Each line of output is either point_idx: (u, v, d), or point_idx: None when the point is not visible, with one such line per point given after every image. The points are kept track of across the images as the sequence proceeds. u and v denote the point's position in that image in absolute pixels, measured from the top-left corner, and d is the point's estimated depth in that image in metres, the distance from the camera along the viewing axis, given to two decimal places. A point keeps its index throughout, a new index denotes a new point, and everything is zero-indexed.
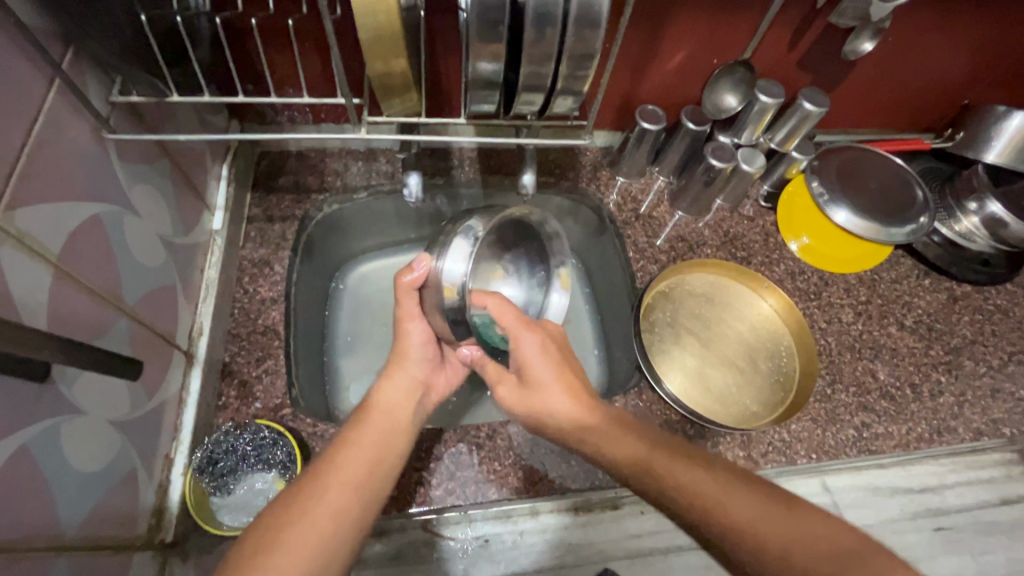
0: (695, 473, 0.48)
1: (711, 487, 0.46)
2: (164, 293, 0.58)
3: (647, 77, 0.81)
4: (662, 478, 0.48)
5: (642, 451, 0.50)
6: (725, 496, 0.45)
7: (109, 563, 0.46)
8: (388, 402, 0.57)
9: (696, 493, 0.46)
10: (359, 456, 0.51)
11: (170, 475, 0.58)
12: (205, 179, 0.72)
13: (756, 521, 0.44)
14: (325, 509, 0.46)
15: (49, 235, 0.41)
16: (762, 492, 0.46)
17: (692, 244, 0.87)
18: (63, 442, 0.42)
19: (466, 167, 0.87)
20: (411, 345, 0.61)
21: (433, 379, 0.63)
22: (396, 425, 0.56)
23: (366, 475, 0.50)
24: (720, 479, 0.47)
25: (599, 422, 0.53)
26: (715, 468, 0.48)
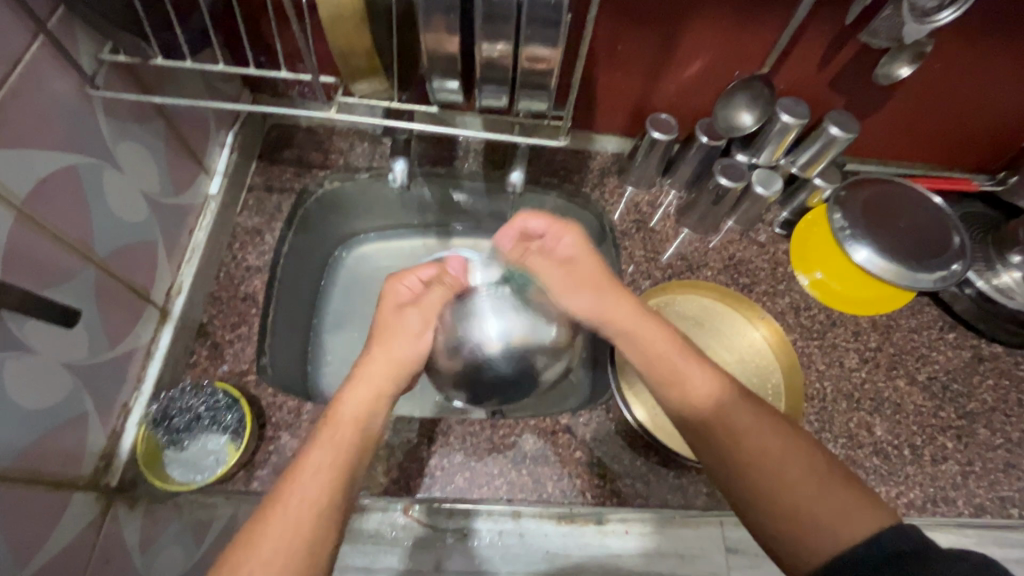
0: (737, 419, 0.50)
1: (738, 440, 0.49)
2: (143, 248, 0.60)
3: (661, 84, 0.77)
4: (711, 422, 0.51)
5: (700, 382, 0.53)
6: (743, 446, 0.49)
7: (42, 497, 0.48)
8: (351, 406, 0.51)
9: (735, 448, 0.49)
10: (313, 478, 0.45)
11: (126, 424, 0.60)
12: (208, 145, 0.75)
13: (770, 459, 0.47)
14: (280, 529, 0.42)
15: (17, 182, 0.43)
16: (785, 443, 0.48)
17: (692, 264, 0.83)
18: (6, 377, 0.44)
19: (470, 159, 0.87)
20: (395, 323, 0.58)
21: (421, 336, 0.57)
22: (363, 433, 0.50)
23: (331, 485, 0.45)
24: (759, 432, 0.49)
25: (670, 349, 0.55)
26: (760, 418, 0.50)
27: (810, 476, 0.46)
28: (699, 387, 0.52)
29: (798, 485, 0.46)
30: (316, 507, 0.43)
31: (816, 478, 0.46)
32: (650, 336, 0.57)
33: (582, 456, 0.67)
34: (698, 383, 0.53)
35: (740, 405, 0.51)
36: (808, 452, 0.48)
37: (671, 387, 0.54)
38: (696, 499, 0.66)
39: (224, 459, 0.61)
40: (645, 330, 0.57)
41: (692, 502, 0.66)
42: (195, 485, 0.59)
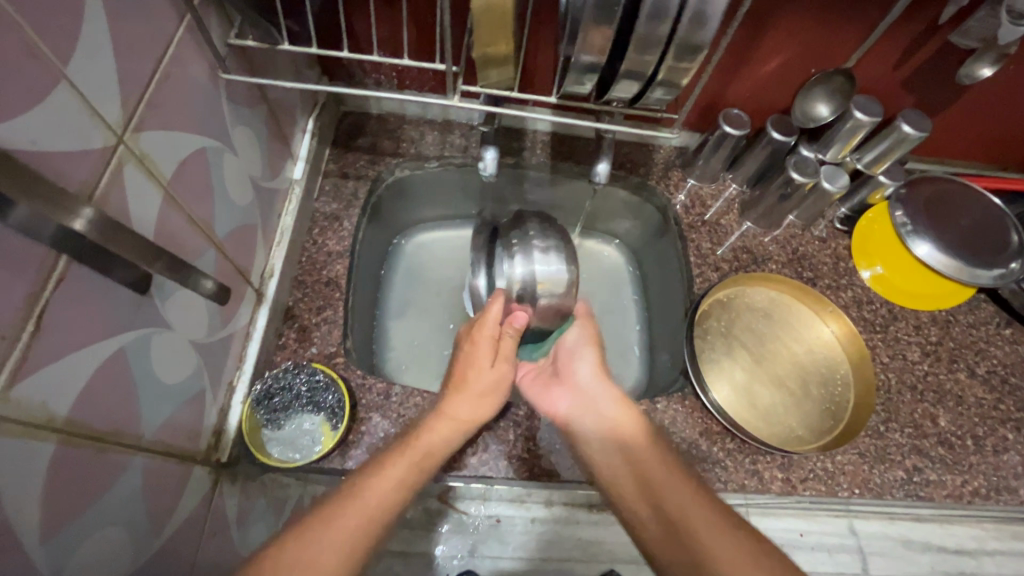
0: (661, 474, 0.51)
1: (655, 496, 0.50)
2: (246, 231, 0.61)
3: (738, 80, 0.79)
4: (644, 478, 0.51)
5: (628, 426, 0.56)
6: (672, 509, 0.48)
7: (172, 470, 0.50)
8: (434, 436, 0.53)
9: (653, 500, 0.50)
10: (376, 492, 0.47)
11: (232, 401, 0.62)
12: (293, 130, 0.76)
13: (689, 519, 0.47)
14: (337, 532, 0.44)
15: (165, 162, 0.44)
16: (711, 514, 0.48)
17: (757, 256, 0.85)
18: (152, 351, 0.45)
19: (538, 150, 0.88)
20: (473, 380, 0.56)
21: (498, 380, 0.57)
22: (439, 457, 0.53)
23: (388, 506, 0.47)
24: (672, 486, 0.50)
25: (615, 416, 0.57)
26: (672, 471, 0.52)
27: (730, 533, 0.46)
28: (616, 423, 0.57)
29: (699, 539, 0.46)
30: (388, 509, 0.47)
31: (721, 534, 0.46)
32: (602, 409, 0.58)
33: None
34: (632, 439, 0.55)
35: (647, 448, 0.54)
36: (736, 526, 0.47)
37: (602, 438, 0.56)
38: (773, 483, 0.68)
39: (325, 439, 0.63)
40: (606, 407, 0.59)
41: (767, 487, 0.68)
42: (297, 465, 0.61)
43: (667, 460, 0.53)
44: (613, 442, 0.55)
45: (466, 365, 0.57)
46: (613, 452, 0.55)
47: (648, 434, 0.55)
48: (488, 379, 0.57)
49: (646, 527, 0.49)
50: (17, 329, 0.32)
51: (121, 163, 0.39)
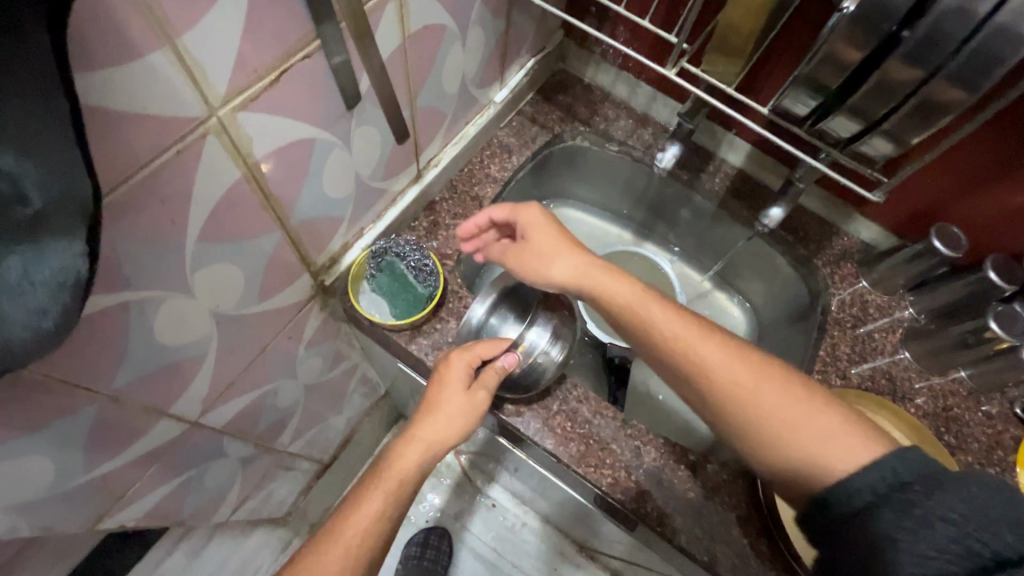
0: (736, 375, 0.52)
1: (747, 400, 0.51)
2: (438, 117, 0.69)
3: (974, 197, 0.69)
4: (709, 386, 0.53)
5: (655, 315, 0.57)
6: (748, 401, 0.51)
7: (292, 262, 0.58)
8: (406, 459, 0.59)
9: (725, 397, 0.52)
10: (371, 508, 0.55)
11: (355, 242, 0.68)
12: (515, 59, 0.81)
13: (771, 409, 0.50)
14: (338, 548, 0.53)
15: (415, 18, 0.52)
16: (785, 395, 0.51)
17: (897, 390, 0.74)
18: (331, 159, 0.53)
19: (717, 179, 0.87)
20: (449, 399, 0.61)
21: (473, 402, 0.61)
22: (409, 479, 0.59)
23: (370, 530, 0.54)
24: (749, 375, 0.52)
25: (677, 322, 0.56)
26: (734, 353, 0.53)
27: (798, 396, 0.51)
28: (654, 323, 0.56)
29: (779, 416, 0.50)
30: (368, 542, 0.54)
31: (802, 402, 0.50)
32: (671, 330, 0.56)
33: (693, 499, 0.64)
34: (689, 354, 0.54)
35: (715, 343, 0.54)
36: (806, 395, 0.51)
37: (665, 351, 0.55)
38: None
39: (405, 313, 0.69)
40: (670, 327, 0.56)
41: None
42: (373, 320, 0.67)
43: (731, 352, 0.53)
44: (679, 348, 0.55)
45: (439, 393, 0.61)
46: (685, 372, 0.54)
47: (698, 322, 0.56)
48: (462, 403, 0.60)
49: (761, 427, 0.50)
50: (265, 73, 0.39)
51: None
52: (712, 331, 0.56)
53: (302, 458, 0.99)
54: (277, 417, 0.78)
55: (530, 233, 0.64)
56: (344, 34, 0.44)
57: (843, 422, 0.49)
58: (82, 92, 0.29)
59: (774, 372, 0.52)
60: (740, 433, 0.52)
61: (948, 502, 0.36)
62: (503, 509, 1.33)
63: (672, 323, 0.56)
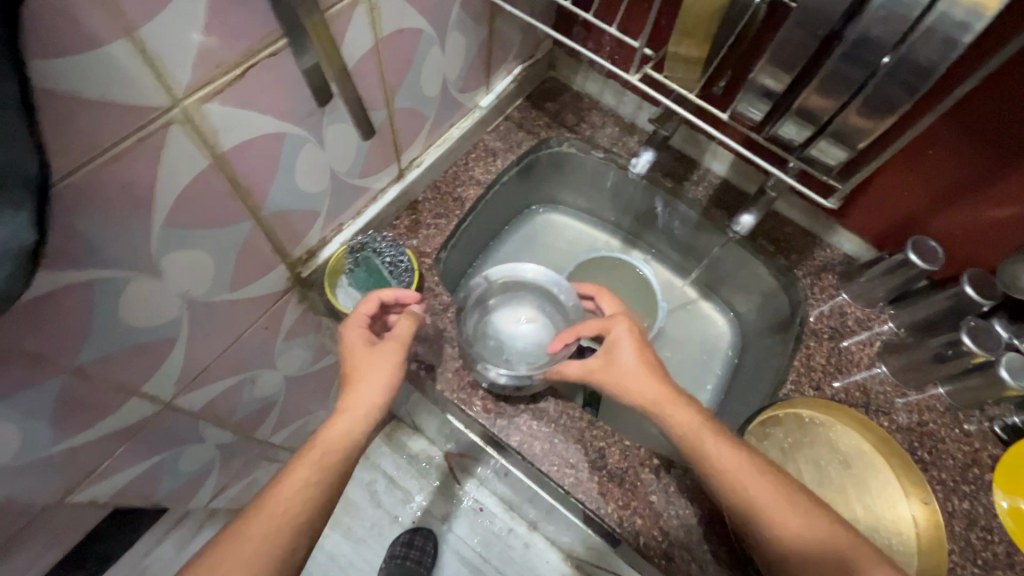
0: (791, 522, 0.53)
1: (805, 546, 0.52)
2: (419, 119, 0.71)
3: (951, 210, 0.69)
4: (760, 518, 0.53)
5: (717, 451, 0.56)
6: (793, 538, 0.52)
7: (266, 251, 0.60)
8: (337, 431, 0.56)
9: (773, 530, 0.53)
10: (294, 483, 0.52)
11: (334, 237, 0.70)
12: (501, 66, 0.83)
13: (817, 548, 0.52)
14: (263, 525, 0.50)
15: (388, 22, 0.54)
16: (829, 543, 0.52)
17: (872, 403, 0.73)
18: (303, 154, 0.55)
19: (699, 188, 0.87)
20: (365, 363, 0.60)
21: (393, 359, 0.61)
22: (343, 452, 0.56)
23: (302, 504, 0.52)
24: (801, 519, 0.53)
25: (730, 450, 0.56)
26: (782, 492, 0.54)
27: (841, 541, 0.52)
28: (714, 460, 0.55)
29: (826, 558, 0.51)
30: (296, 514, 0.51)
31: (845, 545, 0.52)
32: (727, 459, 0.55)
33: (654, 502, 0.64)
34: (741, 485, 0.54)
35: (770, 489, 0.54)
36: (865, 552, 0.52)
37: (724, 487, 0.55)
38: None
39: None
40: (722, 452, 0.56)
41: None
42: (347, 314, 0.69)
43: (784, 498, 0.54)
44: (734, 486, 0.54)
45: (359, 364, 0.60)
46: (744, 514, 0.54)
47: (751, 459, 0.56)
48: (387, 370, 0.60)
49: (805, 565, 0.51)
50: (230, 68, 0.42)
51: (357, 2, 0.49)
52: (762, 468, 0.56)
53: (286, 451, 1.01)
54: (256, 406, 0.80)
55: (618, 350, 0.62)
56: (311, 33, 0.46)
57: (883, 571, 0.51)
58: (37, 77, 0.31)
59: (822, 514, 0.54)
60: (781, 564, 0.53)
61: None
62: (490, 514, 1.32)
63: (729, 454, 0.56)
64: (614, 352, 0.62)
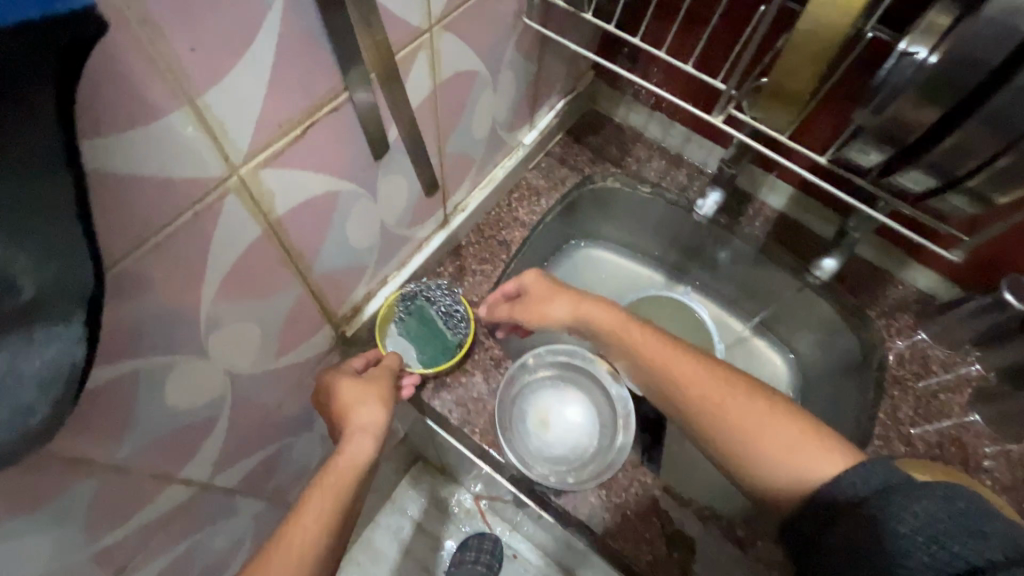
0: (723, 405, 0.52)
1: (724, 416, 0.52)
2: (466, 162, 0.66)
3: None
4: (703, 414, 0.53)
5: (647, 346, 0.58)
6: (721, 415, 0.52)
7: (312, 314, 0.55)
8: (347, 453, 0.54)
9: (709, 417, 0.52)
10: (312, 506, 0.49)
11: (378, 291, 0.65)
12: (544, 102, 0.79)
13: (751, 430, 0.50)
14: (282, 555, 0.45)
15: (447, 66, 0.50)
16: (759, 411, 0.51)
17: (969, 459, 0.66)
18: (356, 209, 0.50)
19: (756, 224, 0.82)
20: (351, 403, 0.56)
21: (371, 398, 0.57)
22: (356, 467, 0.53)
23: (322, 527, 0.48)
24: (710, 381, 0.54)
25: (669, 348, 0.57)
26: (703, 363, 0.56)
27: (745, 392, 0.53)
28: (637, 347, 0.58)
29: (748, 427, 0.50)
30: (316, 538, 0.47)
31: (761, 404, 0.51)
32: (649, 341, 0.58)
33: None
34: (683, 386, 0.54)
35: (706, 383, 0.54)
36: (796, 422, 0.50)
37: (684, 399, 0.54)
38: None
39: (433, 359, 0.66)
40: (650, 346, 0.58)
41: None
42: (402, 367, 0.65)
43: (714, 377, 0.54)
44: (687, 393, 0.54)
45: (346, 407, 0.57)
46: (693, 415, 0.54)
47: (685, 350, 0.57)
48: (371, 415, 0.56)
49: (739, 446, 0.50)
50: (290, 129, 0.37)
51: (419, 47, 0.44)
52: (699, 360, 0.56)
53: None
54: (292, 471, 0.74)
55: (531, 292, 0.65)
56: (372, 84, 0.42)
57: (788, 417, 0.50)
58: (89, 161, 0.27)
59: (745, 388, 0.53)
60: (731, 458, 0.51)
61: (906, 514, 0.38)
62: None
63: (658, 345, 0.58)
64: (540, 297, 0.64)
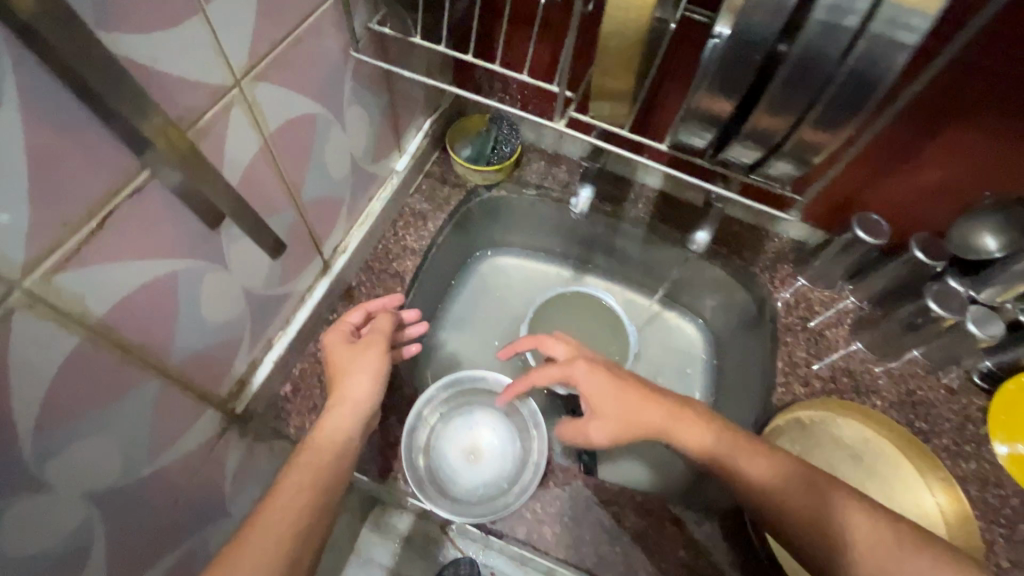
0: (752, 467, 0.52)
1: (772, 487, 0.50)
2: (332, 203, 0.63)
3: (884, 184, 0.69)
4: (765, 501, 0.50)
5: (682, 433, 0.55)
6: (775, 497, 0.50)
7: (184, 404, 0.50)
8: (332, 434, 0.54)
9: (773, 506, 0.50)
10: (296, 488, 0.49)
11: (265, 357, 0.61)
12: (408, 125, 0.77)
13: (797, 504, 0.49)
14: (255, 552, 0.44)
15: (275, 116, 0.47)
16: (795, 489, 0.49)
17: (860, 386, 0.72)
18: (205, 285, 0.46)
19: (640, 206, 0.85)
20: (353, 390, 0.57)
21: (352, 373, 0.58)
22: (342, 449, 0.54)
23: (302, 516, 0.48)
24: (768, 466, 0.51)
25: (675, 410, 0.56)
26: (731, 436, 0.54)
27: (815, 480, 0.49)
28: (682, 438, 0.55)
29: (822, 525, 0.47)
30: (299, 524, 0.47)
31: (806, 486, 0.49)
32: (675, 428, 0.55)
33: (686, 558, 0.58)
34: (728, 462, 0.53)
35: (692, 420, 0.55)
36: (841, 486, 0.49)
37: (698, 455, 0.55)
38: None
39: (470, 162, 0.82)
40: (639, 411, 0.55)
41: None
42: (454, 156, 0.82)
43: (767, 455, 0.52)
44: (730, 471, 0.53)
45: (340, 377, 0.58)
46: (766, 515, 0.51)
47: (722, 427, 0.55)
48: (363, 397, 0.57)
49: (812, 543, 0.47)
50: (80, 224, 0.33)
51: (230, 104, 0.41)
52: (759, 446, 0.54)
53: None
54: None
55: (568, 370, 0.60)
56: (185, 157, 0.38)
57: (869, 517, 0.46)
58: None
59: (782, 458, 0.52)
60: (794, 539, 0.48)
61: None
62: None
63: (682, 423, 0.55)
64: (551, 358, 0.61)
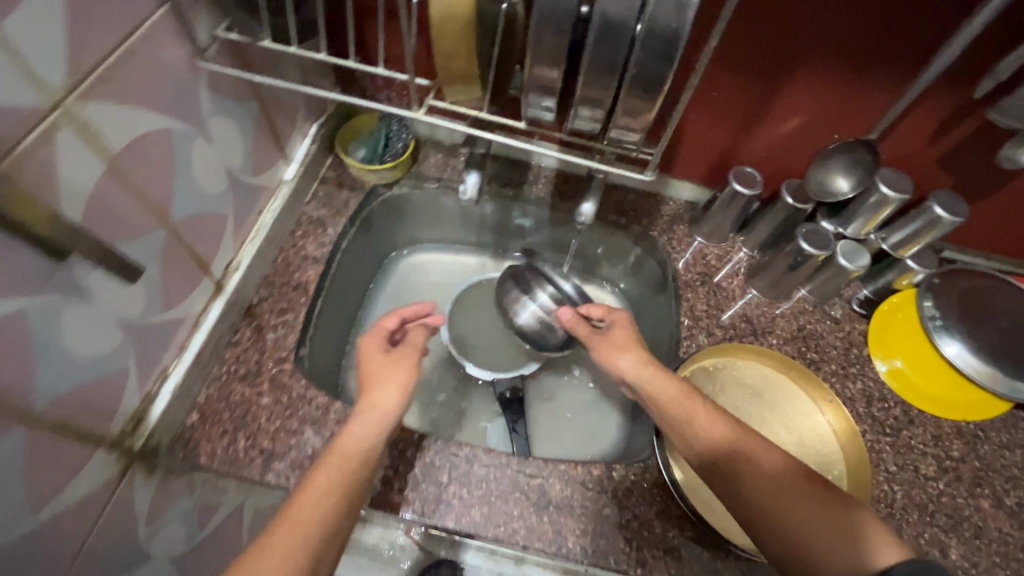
0: (760, 453, 0.51)
1: (779, 482, 0.48)
2: (212, 220, 0.61)
3: (751, 138, 0.75)
4: (743, 477, 0.50)
5: (698, 420, 0.55)
6: (779, 488, 0.48)
7: (67, 448, 0.47)
8: (353, 443, 0.52)
9: (788, 522, 0.46)
10: (310, 500, 0.45)
11: (161, 389, 0.59)
12: (291, 133, 0.76)
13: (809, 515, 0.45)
14: (279, 549, 0.41)
15: (116, 135, 0.45)
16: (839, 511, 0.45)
17: (756, 328, 0.77)
18: (64, 320, 0.44)
19: (539, 185, 0.86)
20: (385, 399, 0.56)
21: (382, 378, 0.58)
22: (361, 457, 0.51)
23: (333, 513, 0.45)
24: (775, 454, 0.51)
25: (709, 406, 0.56)
26: (744, 425, 0.54)
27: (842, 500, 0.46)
28: (696, 423, 0.55)
29: (831, 535, 0.44)
30: (320, 517, 0.44)
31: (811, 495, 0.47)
32: (702, 417, 0.55)
33: (611, 514, 0.61)
34: (734, 447, 0.52)
35: (708, 410, 0.56)
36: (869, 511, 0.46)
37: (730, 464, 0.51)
38: None
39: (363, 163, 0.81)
40: (672, 402, 0.58)
41: None
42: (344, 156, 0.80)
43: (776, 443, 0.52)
44: (737, 455, 0.51)
45: (374, 390, 0.57)
46: (745, 505, 0.49)
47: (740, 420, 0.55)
48: (392, 411, 0.56)
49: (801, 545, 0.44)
50: None
51: (54, 128, 0.39)
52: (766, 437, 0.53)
53: None
54: None
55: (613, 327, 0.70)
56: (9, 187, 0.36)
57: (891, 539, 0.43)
58: None
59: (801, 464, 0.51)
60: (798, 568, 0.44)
61: None
62: None
63: (713, 420, 0.55)
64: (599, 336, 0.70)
